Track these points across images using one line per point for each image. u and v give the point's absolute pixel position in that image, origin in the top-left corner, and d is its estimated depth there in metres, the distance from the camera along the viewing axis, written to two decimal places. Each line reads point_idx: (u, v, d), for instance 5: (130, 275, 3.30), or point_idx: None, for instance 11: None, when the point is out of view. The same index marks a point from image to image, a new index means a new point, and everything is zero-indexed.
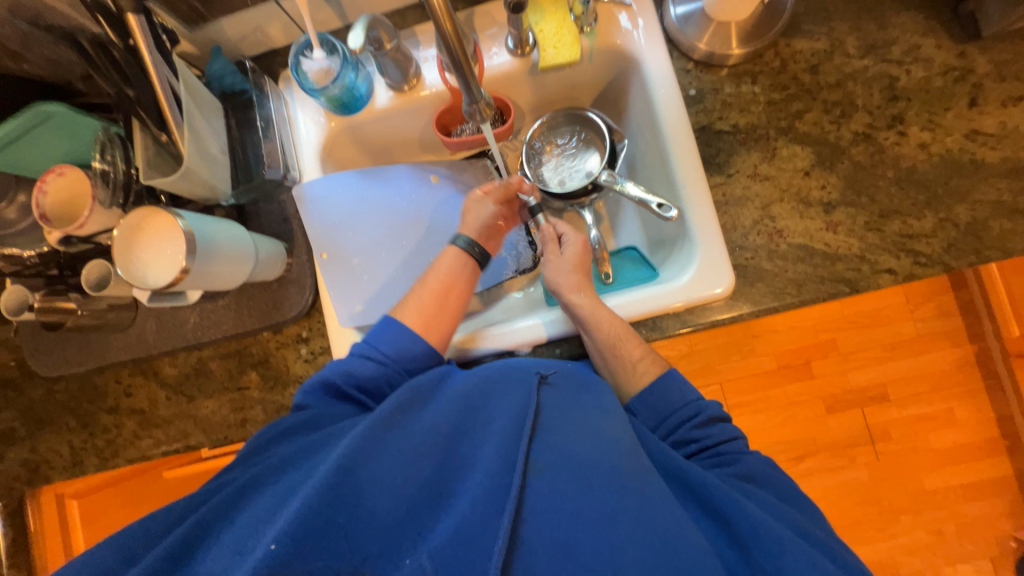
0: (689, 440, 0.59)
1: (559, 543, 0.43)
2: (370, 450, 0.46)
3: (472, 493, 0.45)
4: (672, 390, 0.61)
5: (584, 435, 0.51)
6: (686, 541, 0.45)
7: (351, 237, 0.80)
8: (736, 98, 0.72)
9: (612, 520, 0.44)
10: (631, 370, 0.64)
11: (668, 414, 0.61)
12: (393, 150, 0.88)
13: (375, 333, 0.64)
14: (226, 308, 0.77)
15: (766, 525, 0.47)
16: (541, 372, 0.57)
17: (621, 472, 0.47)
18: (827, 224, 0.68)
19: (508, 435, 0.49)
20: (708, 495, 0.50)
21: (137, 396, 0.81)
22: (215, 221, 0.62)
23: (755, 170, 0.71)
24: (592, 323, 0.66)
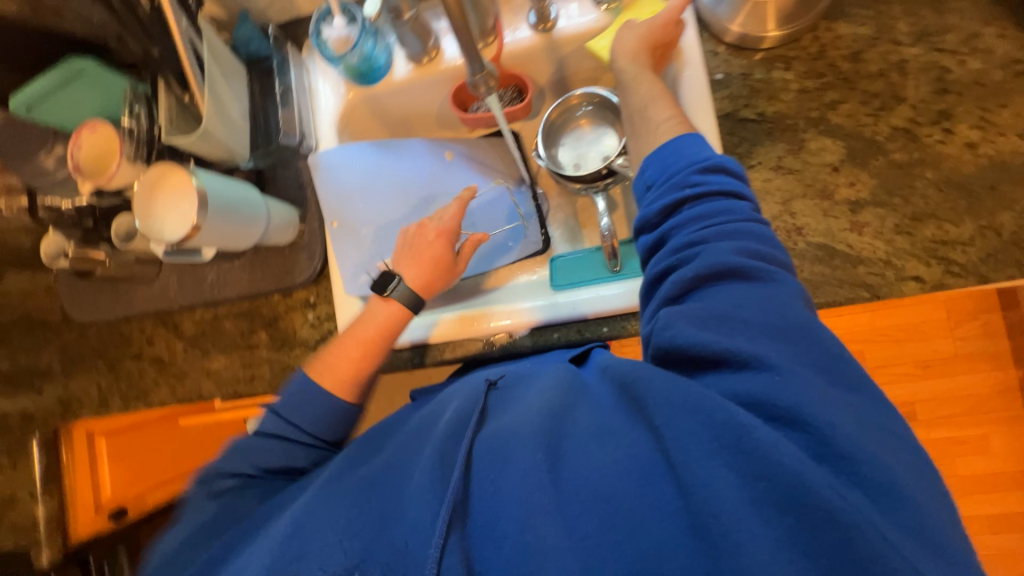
0: (693, 245, 0.47)
1: (485, 528, 0.41)
2: (318, 500, 0.47)
3: (411, 507, 0.43)
4: (687, 148, 0.53)
5: (517, 412, 0.47)
6: (602, 465, 0.41)
7: (362, 207, 0.81)
8: (765, 85, 0.68)
9: (529, 484, 0.41)
10: (654, 127, 0.58)
11: (669, 161, 0.53)
12: (412, 124, 0.88)
13: (295, 399, 0.60)
14: (241, 269, 0.81)
15: (686, 407, 0.40)
16: (490, 378, 0.54)
17: (540, 429, 0.44)
18: (853, 224, 0.64)
19: (445, 437, 0.47)
20: (636, 391, 0.44)
21: (159, 346, 0.86)
22: (231, 181, 0.65)
23: (779, 162, 0.67)
24: (632, 86, 0.62)
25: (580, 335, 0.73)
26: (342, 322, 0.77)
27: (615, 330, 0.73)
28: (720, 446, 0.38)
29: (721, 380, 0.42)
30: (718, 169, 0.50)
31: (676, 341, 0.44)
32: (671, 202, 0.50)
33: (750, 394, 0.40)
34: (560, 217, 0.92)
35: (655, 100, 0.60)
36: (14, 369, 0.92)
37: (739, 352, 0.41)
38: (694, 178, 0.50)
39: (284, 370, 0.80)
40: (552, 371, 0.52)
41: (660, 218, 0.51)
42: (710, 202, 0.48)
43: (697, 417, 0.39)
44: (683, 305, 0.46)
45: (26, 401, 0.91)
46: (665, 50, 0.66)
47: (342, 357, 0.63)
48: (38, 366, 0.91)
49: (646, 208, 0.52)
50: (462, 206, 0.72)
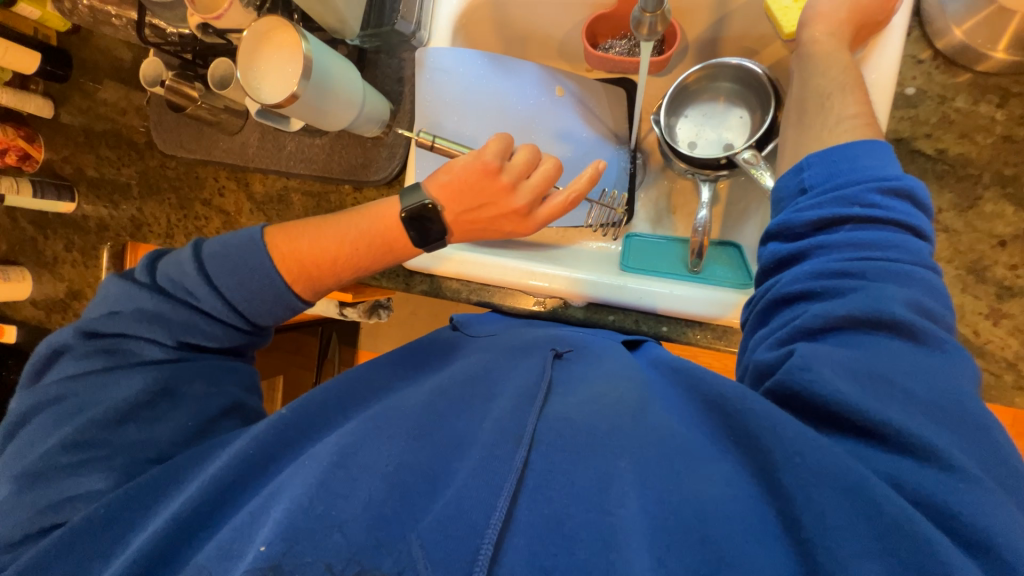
0: (846, 274, 0.42)
1: (552, 520, 0.37)
2: (371, 429, 0.44)
3: (467, 470, 0.41)
4: (867, 156, 0.46)
5: (592, 403, 0.45)
6: (699, 495, 0.37)
7: (456, 121, 0.75)
8: (961, 118, 0.56)
9: (611, 486, 0.38)
10: (829, 119, 0.50)
11: (846, 171, 0.46)
12: (530, 45, 0.80)
13: (240, 265, 0.57)
14: (321, 148, 0.79)
15: (823, 470, 0.34)
16: (556, 348, 0.54)
17: (617, 432, 0.42)
18: (991, 311, 0.55)
19: (512, 405, 0.46)
20: (745, 425, 0.39)
21: (227, 199, 0.88)
22: (336, 56, 0.61)
23: (936, 214, 0.57)
24: (812, 64, 0.54)
25: (635, 326, 0.71)
26: None
27: (672, 332, 0.69)
28: (858, 521, 0.32)
29: (863, 451, 0.36)
30: (903, 195, 0.44)
31: (813, 387, 0.38)
32: (826, 217, 0.45)
33: (901, 474, 0.34)
34: (651, 194, 0.84)
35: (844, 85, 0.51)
36: (98, 177, 0.96)
37: (893, 426, 0.35)
38: (875, 198, 0.44)
39: None
40: (616, 370, 0.51)
41: (812, 232, 0.46)
42: (875, 231, 0.43)
43: (833, 483, 0.34)
44: (827, 346, 0.40)
45: (104, 211, 0.97)
46: (870, 30, 0.55)
47: (312, 241, 0.60)
48: (118, 182, 0.95)
49: (795, 215, 0.47)
50: (546, 182, 0.65)
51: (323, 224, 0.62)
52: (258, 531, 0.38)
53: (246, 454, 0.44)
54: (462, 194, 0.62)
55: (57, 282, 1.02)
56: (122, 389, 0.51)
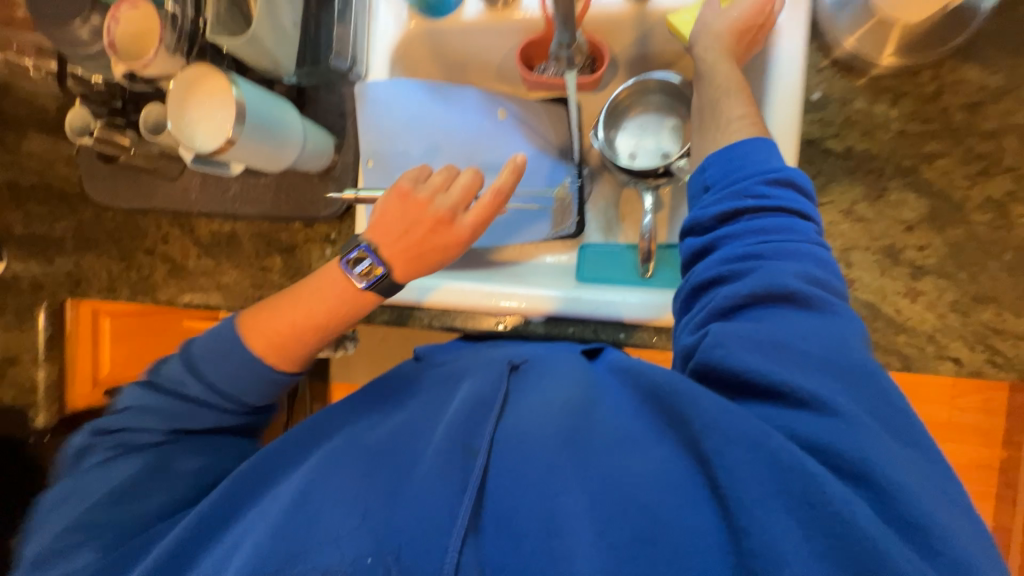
0: (750, 260, 0.44)
1: (504, 519, 0.39)
2: (320, 465, 0.45)
3: (421, 485, 0.41)
4: (762, 151, 0.49)
5: (538, 398, 0.45)
6: (637, 474, 0.38)
7: (401, 151, 0.76)
8: (863, 118, 0.62)
9: (555, 479, 0.39)
10: (721, 127, 0.53)
11: (738, 168, 0.49)
12: (470, 71, 0.81)
13: (213, 360, 0.53)
14: (266, 187, 0.77)
15: (743, 438, 0.36)
16: (513, 360, 0.51)
17: (559, 423, 0.42)
18: (908, 290, 0.61)
19: (456, 416, 0.45)
20: (674, 404, 0.40)
21: (172, 246, 0.85)
22: (271, 97, 0.61)
23: (852, 207, 0.62)
24: (705, 78, 0.56)
25: (594, 335, 0.73)
26: None
27: (630, 339, 0.72)
28: (772, 479, 0.34)
29: (775, 415, 0.38)
30: (788, 182, 0.47)
31: (727, 362, 0.40)
32: (729, 211, 0.48)
33: (811, 433, 0.36)
34: (600, 204, 0.87)
35: (729, 90, 0.55)
36: (28, 233, 0.91)
37: (795, 388, 0.38)
38: (764, 190, 0.47)
39: None
40: (560, 363, 0.51)
41: (716, 225, 0.48)
42: (772, 217, 0.46)
43: (749, 449, 0.35)
44: (738, 321, 0.42)
45: (37, 269, 0.92)
46: (755, 32, 0.57)
47: (276, 319, 0.54)
48: (51, 236, 0.90)
49: (700, 210, 0.49)
50: (475, 181, 0.59)
51: (281, 297, 0.56)
52: (230, 567, 0.40)
53: (204, 512, 0.45)
54: (394, 220, 0.57)
55: None
56: (107, 479, 0.49)
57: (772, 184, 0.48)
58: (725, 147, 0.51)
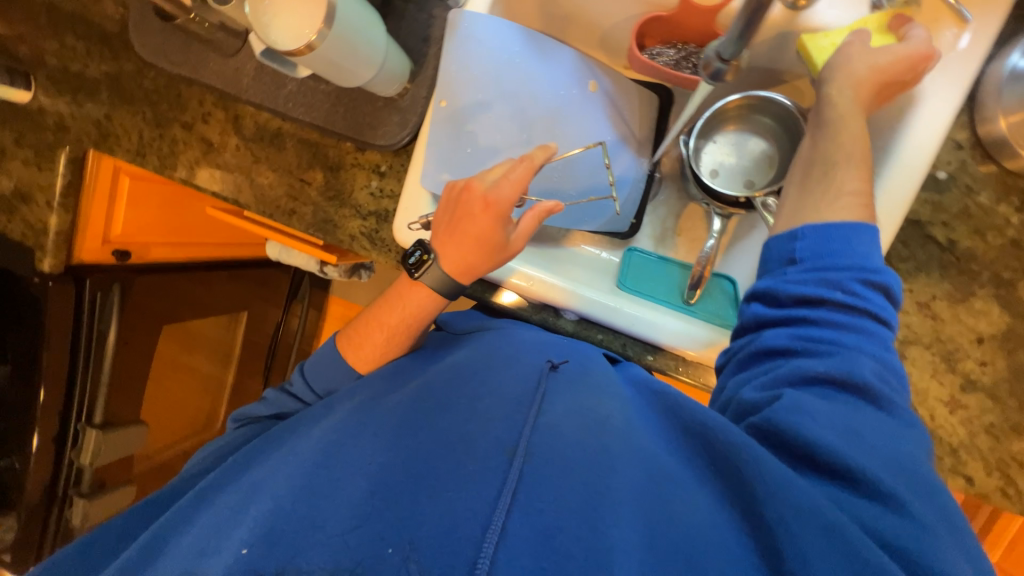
0: (818, 342, 0.44)
1: (544, 535, 0.36)
2: (352, 434, 0.46)
3: (454, 474, 0.40)
4: (860, 242, 0.48)
5: (579, 415, 0.45)
6: (686, 519, 0.37)
7: (479, 99, 0.69)
8: (980, 214, 0.57)
9: (602, 503, 0.38)
10: (824, 198, 0.51)
11: (829, 253, 0.48)
12: (572, 29, 0.73)
13: (321, 371, 0.62)
14: (325, 95, 0.72)
15: (812, 515, 0.35)
16: (552, 360, 0.53)
17: (604, 444, 0.42)
18: (951, 400, 0.59)
19: (499, 408, 0.46)
20: (729, 462, 0.39)
21: (212, 128, 0.79)
22: (359, 6, 0.54)
23: (930, 302, 0.58)
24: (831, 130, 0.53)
25: (620, 347, 0.71)
26: (401, 209, 0.70)
27: (656, 363, 0.72)
28: (839, 563, 0.33)
29: (844, 499, 0.37)
30: (880, 286, 0.46)
31: (800, 428, 0.39)
32: (809, 293, 0.46)
33: (875, 520, 0.35)
34: (660, 211, 0.82)
35: (850, 159, 0.51)
36: (61, 67, 0.84)
37: (865, 474, 0.37)
38: (857, 287, 0.46)
39: (325, 222, 0.76)
40: (604, 383, 0.51)
41: (793, 304, 0.47)
42: (851, 316, 0.45)
43: (814, 526, 0.34)
44: (810, 395, 0.42)
45: (65, 108, 0.85)
46: (895, 89, 0.53)
47: (369, 336, 0.61)
48: (85, 79, 0.84)
49: (781, 283, 0.48)
50: (526, 177, 0.56)
51: (374, 313, 0.62)
52: (238, 533, 0.39)
53: (234, 470, 0.50)
54: (448, 208, 0.58)
55: (3, 178, 0.91)
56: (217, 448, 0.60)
57: (869, 284, 0.46)
58: (821, 223, 0.49)
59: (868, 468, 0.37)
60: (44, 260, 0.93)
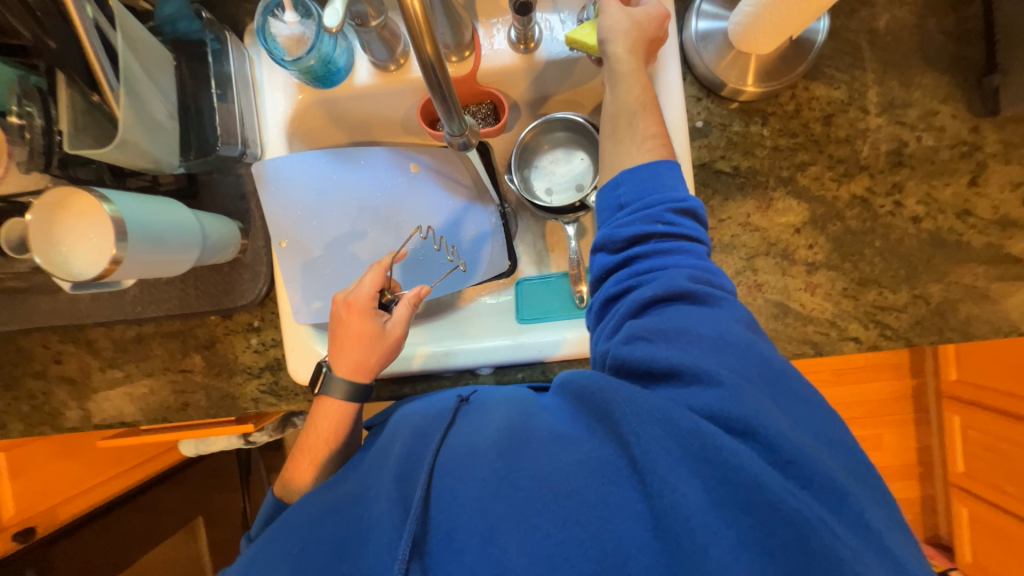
0: (642, 273, 0.51)
1: (447, 536, 0.44)
2: (276, 539, 0.51)
3: (369, 532, 0.47)
4: (664, 179, 0.53)
5: (481, 430, 0.52)
6: (563, 470, 0.45)
7: (315, 225, 0.74)
8: (742, 138, 0.68)
9: (490, 489, 0.45)
10: (637, 142, 0.56)
11: (650, 191, 0.53)
12: (373, 129, 0.80)
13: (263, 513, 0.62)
14: (170, 285, 0.71)
15: (652, 417, 0.43)
16: (462, 395, 0.60)
17: (497, 442, 0.49)
18: (807, 284, 0.68)
19: (410, 457, 0.51)
20: (600, 405, 0.47)
21: (68, 364, 0.75)
22: (153, 201, 0.56)
23: (747, 219, 0.68)
24: (623, 82, 0.58)
25: (544, 375, 0.74)
26: (289, 351, 0.71)
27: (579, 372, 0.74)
28: (675, 449, 0.41)
29: (679, 392, 0.44)
30: (689, 212, 0.53)
31: (636, 352, 0.47)
32: (638, 233, 0.52)
33: (703, 401, 0.43)
34: (527, 238, 0.88)
35: (639, 109, 0.57)
36: None
37: (692, 367, 0.44)
38: (668, 216, 0.52)
39: (223, 398, 0.74)
40: (509, 394, 0.58)
41: (626, 243, 0.52)
42: (673, 242, 0.51)
43: (658, 432, 0.42)
44: (645, 317, 0.49)
45: None
46: (656, 44, 0.62)
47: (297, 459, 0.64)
48: None
49: (613, 228, 0.53)
50: (380, 278, 0.65)
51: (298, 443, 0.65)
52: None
53: None
54: (332, 321, 0.65)
55: None
56: None
57: (677, 212, 0.52)
58: (633, 166, 0.55)
59: (682, 358, 0.45)
60: None
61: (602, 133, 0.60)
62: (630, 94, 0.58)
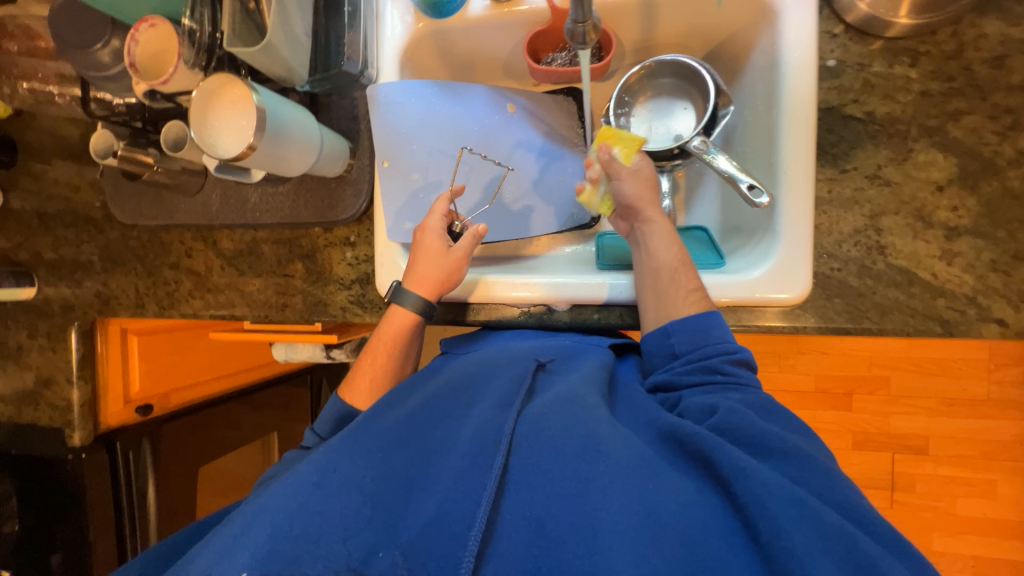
0: (715, 370, 0.56)
1: (537, 522, 0.44)
2: (345, 447, 0.49)
3: (448, 482, 0.47)
4: (715, 329, 0.58)
5: (567, 413, 0.51)
6: (669, 497, 0.43)
7: (414, 150, 0.78)
8: (882, 81, 0.61)
9: (589, 487, 0.45)
10: (678, 295, 0.61)
11: (704, 343, 0.58)
12: (477, 68, 0.82)
13: (329, 417, 0.66)
14: (285, 195, 0.79)
15: (783, 489, 0.41)
16: (539, 360, 0.60)
17: (596, 437, 0.48)
18: (944, 252, 0.59)
19: (494, 414, 0.52)
20: (703, 447, 0.46)
21: (196, 260, 0.86)
22: (287, 102, 0.62)
23: (877, 171, 0.61)
24: (653, 245, 0.64)
25: (622, 320, 0.72)
26: (379, 265, 0.75)
27: None
28: (803, 517, 0.40)
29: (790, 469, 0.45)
30: (742, 361, 0.57)
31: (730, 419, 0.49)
32: (703, 373, 0.56)
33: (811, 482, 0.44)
34: None
35: (677, 266, 0.63)
36: (56, 258, 0.94)
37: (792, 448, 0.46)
38: (727, 366, 0.56)
39: (317, 304, 0.80)
40: (592, 372, 0.59)
41: (687, 374, 0.57)
42: (743, 371, 0.56)
43: (783, 495, 0.41)
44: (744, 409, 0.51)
45: (67, 292, 0.94)
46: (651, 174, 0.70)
47: (362, 371, 0.68)
48: (79, 259, 0.93)
49: (674, 376, 0.58)
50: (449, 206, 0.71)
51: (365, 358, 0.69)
52: (235, 563, 0.40)
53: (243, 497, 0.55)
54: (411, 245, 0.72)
55: (23, 372, 0.96)
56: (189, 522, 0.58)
57: (734, 363, 0.57)
58: (683, 316, 0.60)
59: (775, 444, 0.47)
60: (74, 434, 0.97)
61: (640, 290, 0.65)
62: (662, 229, 0.65)
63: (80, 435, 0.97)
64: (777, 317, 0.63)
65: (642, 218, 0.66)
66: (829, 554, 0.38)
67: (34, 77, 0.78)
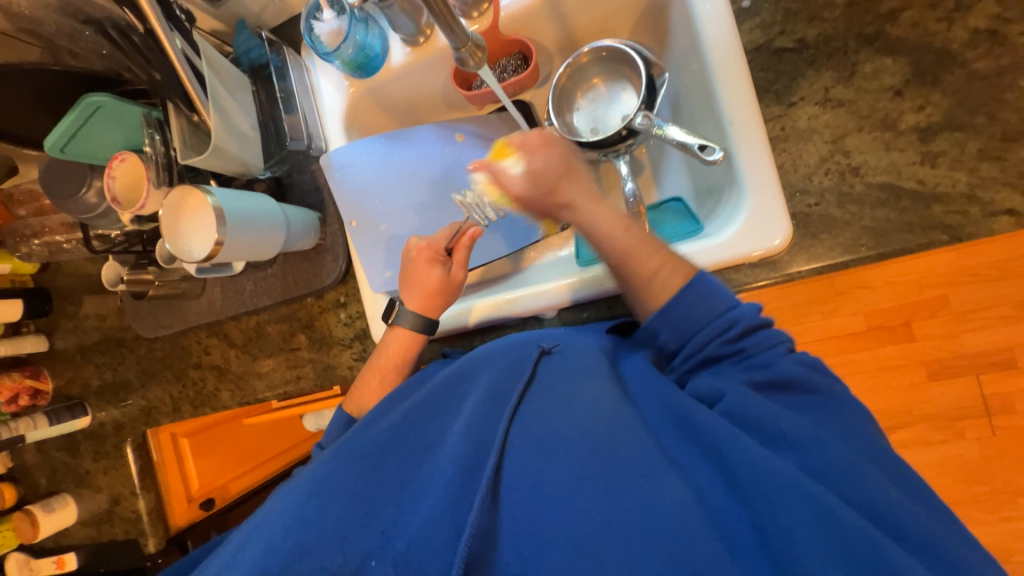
0: (722, 362, 0.54)
1: (526, 524, 0.44)
2: (341, 462, 0.49)
3: (438, 484, 0.45)
4: (702, 304, 0.55)
5: (561, 409, 0.50)
6: (667, 495, 0.43)
7: (377, 203, 0.81)
8: (804, 4, 0.59)
9: (582, 488, 0.44)
10: (649, 284, 0.59)
11: (693, 333, 0.55)
12: (419, 110, 0.86)
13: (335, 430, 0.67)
14: (275, 276, 0.83)
15: (794, 488, 0.42)
16: (542, 345, 0.59)
17: (591, 435, 0.47)
18: (924, 156, 0.55)
19: (482, 414, 0.50)
20: (714, 447, 0.47)
21: (214, 354, 0.92)
22: (244, 193, 0.66)
23: (826, 95, 0.58)
24: (600, 235, 0.62)
25: (611, 311, 0.72)
26: (371, 317, 0.78)
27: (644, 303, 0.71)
28: (808, 510, 0.41)
29: (803, 460, 0.46)
30: (754, 338, 0.54)
31: (738, 407, 0.50)
32: (708, 362, 0.55)
33: (822, 470, 0.45)
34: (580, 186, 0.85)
35: (630, 249, 0.60)
36: (101, 384, 1.02)
37: (805, 437, 0.47)
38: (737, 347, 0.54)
39: (326, 368, 0.83)
40: (588, 359, 0.57)
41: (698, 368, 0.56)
42: (760, 345, 0.54)
43: (791, 491, 0.42)
44: (765, 399, 0.50)
45: (114, 412, 1.01)
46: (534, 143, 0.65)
47: (373, 389, 0.69)
48: (119, 379, 1.01)
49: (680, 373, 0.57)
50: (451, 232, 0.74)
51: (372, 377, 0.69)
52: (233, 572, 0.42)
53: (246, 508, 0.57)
54: (405, 264, 0.73)
55: (96, 495, 1.04)
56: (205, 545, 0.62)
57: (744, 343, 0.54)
58: (663, 306, 0.57)
59: (790, 430, 0.47)
60: (149, 541, 1.01)
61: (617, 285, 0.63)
62: (590, 213, 0.63)
63: (154, 540, 1.01)
64: (767, 269, 0.60)
65: (574, 209, 0.64)
66: (825, 543, 0.40)
67: (47, 231, 0.87)
